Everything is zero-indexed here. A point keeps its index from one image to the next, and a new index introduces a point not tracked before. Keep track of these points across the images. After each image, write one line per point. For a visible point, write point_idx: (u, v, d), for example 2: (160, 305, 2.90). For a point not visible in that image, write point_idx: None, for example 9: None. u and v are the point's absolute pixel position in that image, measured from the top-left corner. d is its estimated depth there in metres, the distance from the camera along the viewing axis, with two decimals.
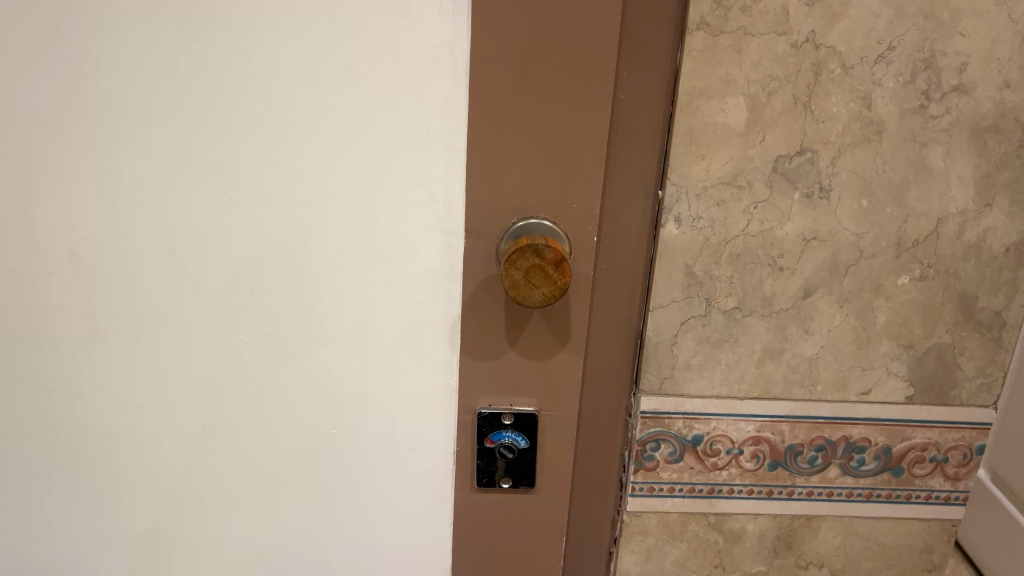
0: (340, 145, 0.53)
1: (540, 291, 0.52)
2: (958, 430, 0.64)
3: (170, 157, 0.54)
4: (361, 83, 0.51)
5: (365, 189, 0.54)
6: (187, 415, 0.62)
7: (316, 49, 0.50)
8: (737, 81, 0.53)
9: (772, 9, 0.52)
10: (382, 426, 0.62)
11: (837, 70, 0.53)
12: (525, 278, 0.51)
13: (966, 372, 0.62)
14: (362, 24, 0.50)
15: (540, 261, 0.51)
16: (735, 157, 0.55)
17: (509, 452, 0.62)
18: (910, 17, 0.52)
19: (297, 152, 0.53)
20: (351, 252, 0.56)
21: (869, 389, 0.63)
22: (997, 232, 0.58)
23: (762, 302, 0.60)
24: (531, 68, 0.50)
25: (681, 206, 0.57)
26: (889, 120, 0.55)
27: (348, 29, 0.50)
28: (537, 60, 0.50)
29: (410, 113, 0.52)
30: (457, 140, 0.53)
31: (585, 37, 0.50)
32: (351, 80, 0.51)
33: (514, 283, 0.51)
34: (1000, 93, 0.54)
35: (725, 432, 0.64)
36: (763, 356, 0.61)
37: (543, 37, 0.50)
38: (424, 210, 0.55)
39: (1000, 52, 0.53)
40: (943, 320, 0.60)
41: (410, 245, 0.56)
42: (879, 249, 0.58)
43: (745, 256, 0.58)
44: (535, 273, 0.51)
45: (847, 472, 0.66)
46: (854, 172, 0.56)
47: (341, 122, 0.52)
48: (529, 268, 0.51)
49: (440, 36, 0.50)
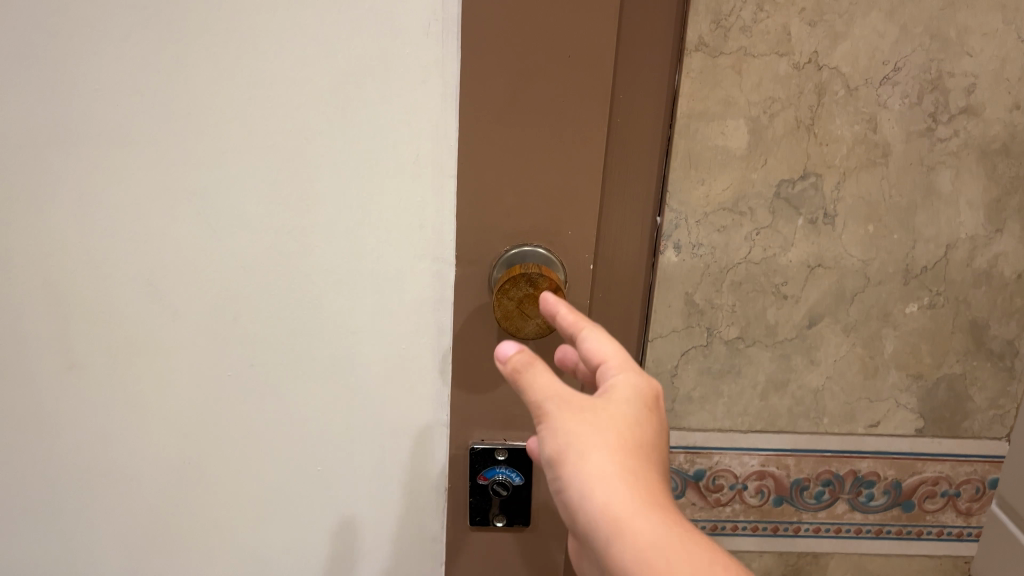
0: (326, 171, 0.51)
1: (533, 322, 0.49)
2: (971, 463, 0.62)
3: (148, 182, 0.51)
4: (348, 106, 0.49)
5: (352, 214, 0.52)
6: (166, 449, 0.60)
7: (301, 70, 0.48)
8: (738, 103, 0.51)
9: (772, 28, 0.50)
10: (371, 460, 0.60)
11: (841, 92, 0.52)
12: (518, 308, 0.49)
13: (977, 403, 0.60)
14: (347, 45, 0.48)
15: (534, 290, 0.49)
16: (736, 182, 0.53)
17: (504, 489, 0.59)
18: (916, 36, 0.50)
19: (282, 177, 0.51)
20: (338, 280, 0.54)
21: (877, 422, 0.60)
22: (1009, 258, 0.56)
23: (765, 331, 0.57)
24: (523, 91, 0.48)
25: (681, 232, 0.55)
26: (895, 143, 0.53)
27: (334, 51, 0.48)
28: (529, 83, 0.48)
29: (397, 137, 0.50)
30: (446, 166, 0.51)
31: (581, 56, 0.48)
32: (338, 102, 0.49)
33: (507, 313, 0.49)
34: (1010, 115, 0.52)
35: (728, 467, 0.61)
36: (767, 388, 0.59)
37: (535, 59, 0.47)
38: (414, 237, 0.53)
39: (1010, 72, 0.51)
40: (953, 349, 0.58)
41: (401, 273, 0.54)
42: (886, 276, 0.56)
43: (747, 283, 0.56)
44: (528, 303, 0.49)
45: (856, 508, 0.63)
46: (860, 197, 0.54)
47: (327, 146, 0.50)
48: (522, 297, 0.49)
49: (429, 58, 0.48)
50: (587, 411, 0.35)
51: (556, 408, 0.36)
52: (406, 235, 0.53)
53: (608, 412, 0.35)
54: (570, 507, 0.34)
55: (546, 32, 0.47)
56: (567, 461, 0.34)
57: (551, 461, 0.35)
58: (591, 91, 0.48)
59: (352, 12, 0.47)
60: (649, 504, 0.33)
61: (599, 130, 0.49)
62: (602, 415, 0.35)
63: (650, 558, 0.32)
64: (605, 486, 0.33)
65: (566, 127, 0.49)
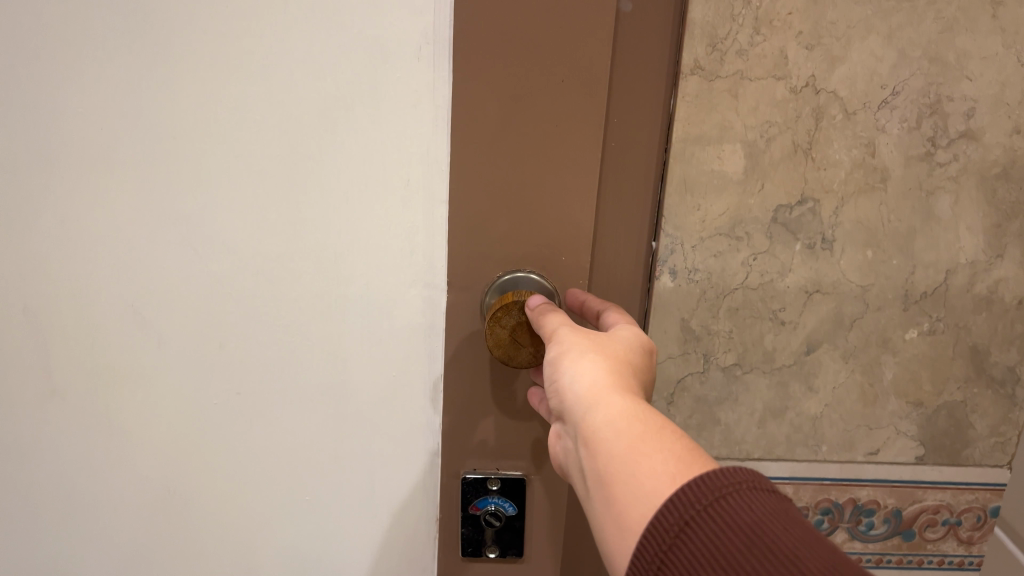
0: (314, 194, 0.50)
1: (526, 350, 0.48)
2: (972, 492, 0.61)
3: (131, 207, 0.50)
4: (337, 129, 0.48)
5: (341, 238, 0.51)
6: (150, 479, 0.58)
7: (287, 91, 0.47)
8: (735, 127, 0.51)
9: (769, 52, 0.49)
10: (360, 490, 0.58)
11: (839, 116, 0.51)
12: (510, 336, 0.48)
13: (978, 431, 0.59)
14: (336, 67, 0.46)
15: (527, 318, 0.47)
16: (733, 207, 0.53)
17: (497, 520, 0.57)
18: (915, 60, 0.50)
19: (270, 202, 0.50)
20: (326, 306, 0.53)
21: (877, 449, 0.59)
22: (1009, 283, 0.55)
23: (763, 357, 0.56)
24: (516, 113, 0.47)
25: (676, 257, 0.53)
26: (894, 167, 0.52)
27: (321, 74, 0.47)
28: (523, 106, 0.47)
29: (387, 160, 0.49)
30: (437, 190, 0.49)
31: (574, 81, 0.47)
32: (327, 125, 0.48)
33: (499, 341, 0.48)
34: (1010, 139, 0.52)
35: None
36: (765, 415, 0.58)
37: (529, 82, 0.47)
38: (405, 260, 0.51)
39: (1010, 96, 0.51)
40: (953, 376, 0.57)
41: (390, 298, 0.52)
42: (885, 302, 0.55)
43: (744, 309, 0.55)
44: (521, 331, 0.48)
45: (855, 537, 0.62)
46: (858, 222, 0.53)
47: (316, 170, 0.49)
48: (514, 326, 0.48)
49: (419, 80, 0.47)
50: (590, 335, 0.40)
51: (564, 330, 0.41)
52: (398, 260, 0.51)
53: (610, 340, 0.40)
54: (559, 395, 0.38)
55: (538, 56, 0.46)
56: (560, 364, 0.38)
57: (553, 356, 0.39)
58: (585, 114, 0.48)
59: (342, 34, 0.46)
60: (618, 387, 0.36)
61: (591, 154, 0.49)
62: (602, 338, 0.40)
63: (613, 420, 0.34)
64: (587, 373, 0.37)
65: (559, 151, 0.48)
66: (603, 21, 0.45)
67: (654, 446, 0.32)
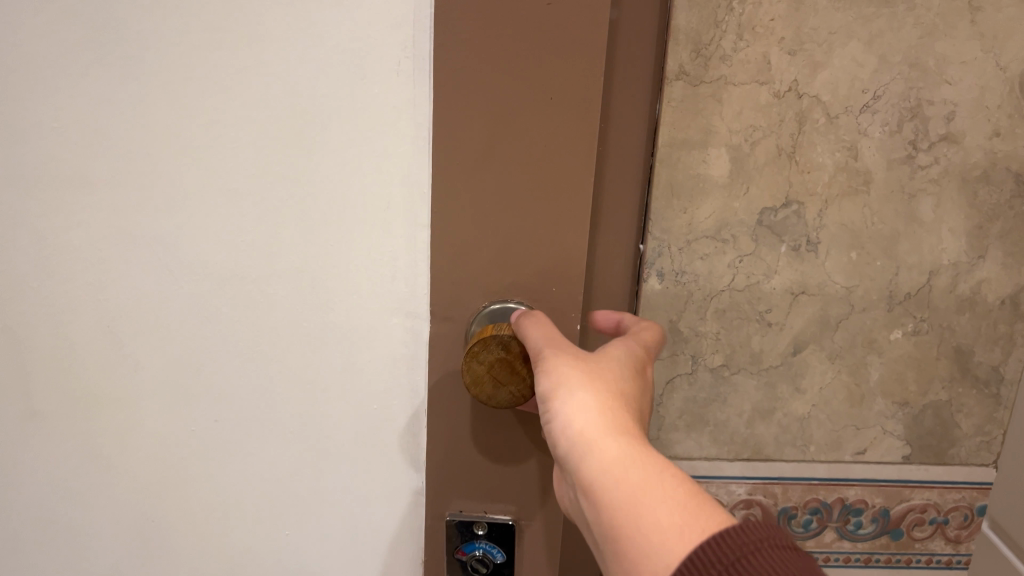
0: (286, 231, 0.45)
1: (506, 390, 0.43)
2: (959, 490, 0.61)
3: (82, 222, 0.46)
4: (307, 145, 0.43)
5: (320, 279, 0.46)
6: (107, 525, 0.53)
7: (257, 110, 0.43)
8: (719, 131, 0.52)
9: (752, 58, 0.50)
10: (337, 534, 0.53)
11: (822, 120, 0.52)
12: (489, 373, 0.43)
13: (964, 430, 0.59)
14: (305, 77, 0.42)
15: (506, 354, 0.43)
16: (719, 210, 0.53)
17: (483, 567, 0.52)
18: (895, 66, 0.51)
19: (239, 227, 0.45)
20: (303, 338, 0.47)
21: (864, 448, 0.60)
22: (991, 284, 0.56)
23: (750, 359, 0.57)
24: (503, 135, 0.42)
25: (663, 260, 0.54)
26: (876, 170, 0.53)
27: (285, 86, 0.42)
28: (511, 127, 0.42)
29: (362, 182, 0.44)
30: (419, 214, 0.44)
31: (563, 99, 0.41)
32: (296, 140, 0.43)
33: (476, 378, 0.43)
34: (990, 142, 0.53)
35: (715, 496, 0.61)
36: (753, 416, 0.59)
37: (514, 101, 0.41)
38: (385, 291, 0.46)
39: (989, 100, 0.52)
40: (938, 375, 0.58)
41: (370, 329, 0.47)
42: (870, 303, 0.56)
43: (731, 311, 0.56)
44: (501, 368, 0.43)
45: (844, 536, 0.63)
46: (842, 224, 0.54)
47: (285, 190, 0.44)
48: (492, 361, 0.43)
49: (399, 89, 0.42)
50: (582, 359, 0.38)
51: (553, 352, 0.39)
52: (376, 287, 0.46)
53: (602, 365, 0.38)
54: (552, 436, 0.36)
55: (527, 72, 0.41)
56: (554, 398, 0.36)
57: (543, 389, 0.37)
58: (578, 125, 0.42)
59: (313, 44, 0.41)
60: (615, 429, 0.34)
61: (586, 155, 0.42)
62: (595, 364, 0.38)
63: (615, 472, 0.32)
64: (583, 413, 0.35)
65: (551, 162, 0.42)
66: (598, 22, 0.40)
67: (655, 497, 0.31)
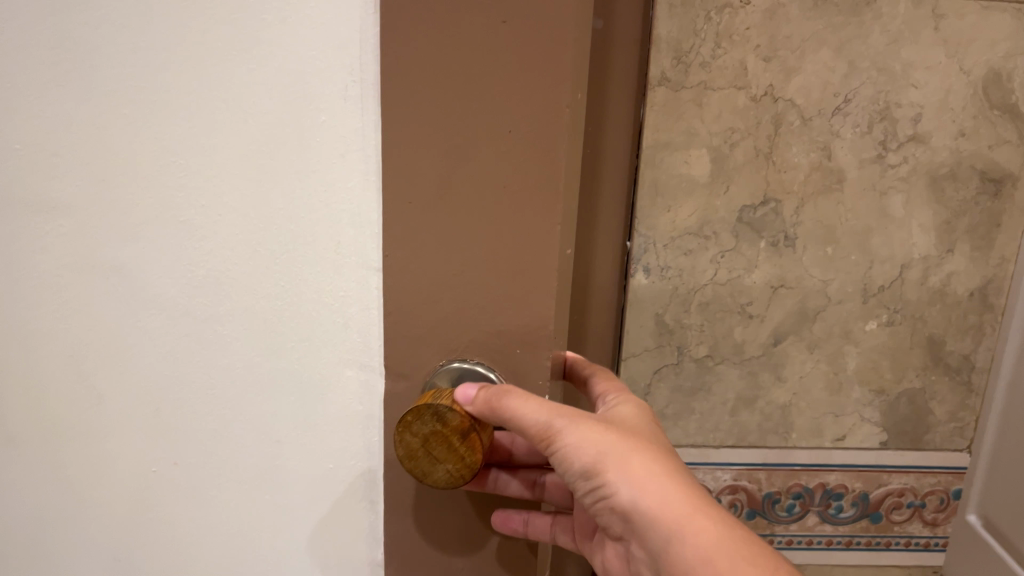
0: (197, 307, 0.30)
1: (442, 468, 0.28)
2: (935, 475, 0.64)
3: None
4: (162, 156, 0.28)
5: (242, 331, 0.30)
6: None
7: (180, 140, 0.28)
8: (700, 133, 0.55)
9: (730, 64, 0.54)
10: None
11: (796, 122, 0.55)
12: (424, 447, 0.28)
13: (938, 416, 0.62)
14: (167, 71, 0.27)
15: (442, 427, 0.27)
16: (700, 208, 0.57)
17: None
18: (864, 70, 0.54)
19: (58, 281, 0.31)
20: (156, 426, 0.33)
21: (843, 435, 0.63)
22: (961, 277, 0.59)
23: (733, 349, 0.60)
24: (448, 180, 0.27)
25: (649, 256, 0.58)
26: (849, 169, 0.56)
27: (144, 70, 0.28)
28: (453, 181, 0.27)
29: (236, 257, 0.29)
30: (313, 272, 0.29)
31: (529, 138, 0.26)
32: (156, 156, 0.28)
33: (408, 450, 0.28)
34: (956, 142, 0.56)
35: (702, 481, 0.64)
36: (737, 404, 0.62)
37: (453, 133, 0.26)
38: (297, 335, 0.30)
39: (954, 102, 0.55)
40: (912, 364, 0.61)
41: (313, 379, 0.31)
42: (846, 295, 0.59)
43: (714, 303, 0.59)
44: (436, 444, 0.28)
45: (826, 520, 0.66)
46: (818, 220, 0.57)
47: (135, 235, 0.30)
48: (428, 435, 0.28)
49: (332, 67, 0.26)
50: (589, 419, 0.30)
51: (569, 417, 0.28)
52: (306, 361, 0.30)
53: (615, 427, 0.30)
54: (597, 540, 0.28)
55: (491, 85, 0.26)
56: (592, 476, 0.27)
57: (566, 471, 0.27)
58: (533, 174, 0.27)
59: (232, 65, 0.27)
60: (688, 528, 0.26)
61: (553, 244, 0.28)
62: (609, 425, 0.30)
63: None
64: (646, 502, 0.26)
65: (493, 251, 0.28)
66: (561, 41, 0.25)
67: None
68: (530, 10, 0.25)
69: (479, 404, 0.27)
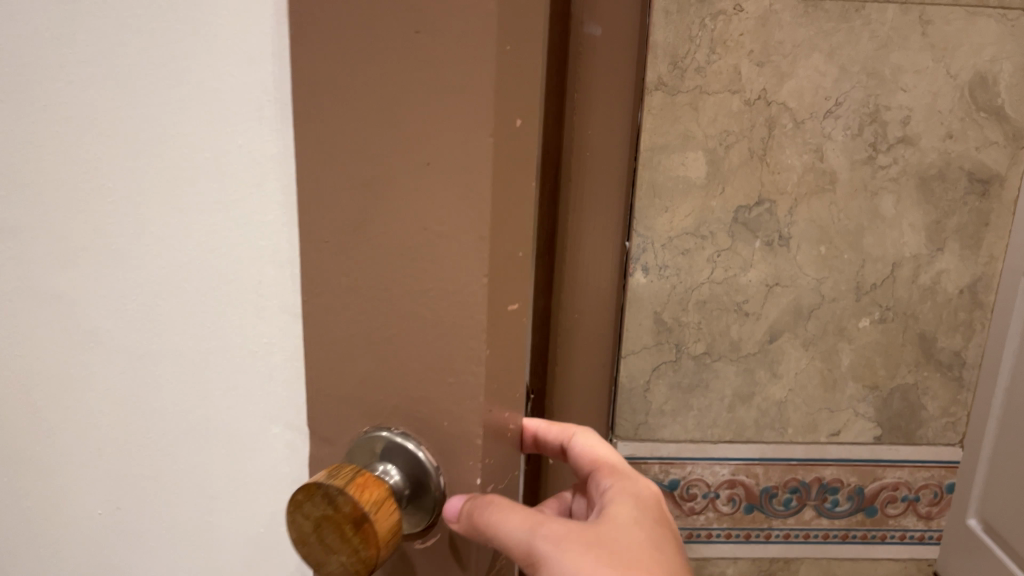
0: (134, 341, 0.30)
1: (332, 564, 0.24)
2: (928, 469, 0.66)
3: None
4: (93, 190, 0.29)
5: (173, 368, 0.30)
6: None
7: (105, 176, 0.29)
8: (696, 137, 0.57)
9: (724, 69, 0.55)
10: None
11: (789, 125, 0.57)
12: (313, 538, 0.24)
13: (931, 412, 0.64)
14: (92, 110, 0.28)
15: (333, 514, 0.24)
16: (697, 208, 0.58)
17: None
18: (854, 75, 0.56)
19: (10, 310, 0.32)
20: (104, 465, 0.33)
21: (839, 430, 0.64)
22: (950, 275, 0.61)
23: (729, 346, 0.62)
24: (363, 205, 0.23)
25: (647, 256, 0.59)
26: (841, 170, 0.58)
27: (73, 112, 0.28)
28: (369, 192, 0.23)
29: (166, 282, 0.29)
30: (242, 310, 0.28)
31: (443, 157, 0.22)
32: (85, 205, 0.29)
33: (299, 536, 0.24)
34: (944, 144, 0.58)
35: (700, 476, 0.66)
36: (734, 400, 0.63)
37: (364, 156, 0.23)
38: (224, 395, 0.30)
39: (942, 105, 0.57)
40: (904, 360, 0.62)
41: (244, 434, 0.30)
42: (839, 293, 0.61)
43: (711, 302, 0.61)
44: (328, 531, 0.24)
45: (823, 514, 0.68)
46: (811, 221, 0.59)
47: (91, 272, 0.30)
48: (320, 520, 0.24)
49: (212, 79, 0.26)
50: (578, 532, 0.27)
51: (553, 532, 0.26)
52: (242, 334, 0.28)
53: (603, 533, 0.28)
54: None
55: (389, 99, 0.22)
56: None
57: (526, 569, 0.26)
58: (460, 223, 0.23)
59: (154, 84, 0.27)
60: None
61: (481, 346, 0.24)
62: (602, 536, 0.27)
63: None
64: None
65: (405, 277, 0.24)
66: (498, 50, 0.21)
67: None
68: (444, 23, 0.21)
69: (465, 522, 0.25)
